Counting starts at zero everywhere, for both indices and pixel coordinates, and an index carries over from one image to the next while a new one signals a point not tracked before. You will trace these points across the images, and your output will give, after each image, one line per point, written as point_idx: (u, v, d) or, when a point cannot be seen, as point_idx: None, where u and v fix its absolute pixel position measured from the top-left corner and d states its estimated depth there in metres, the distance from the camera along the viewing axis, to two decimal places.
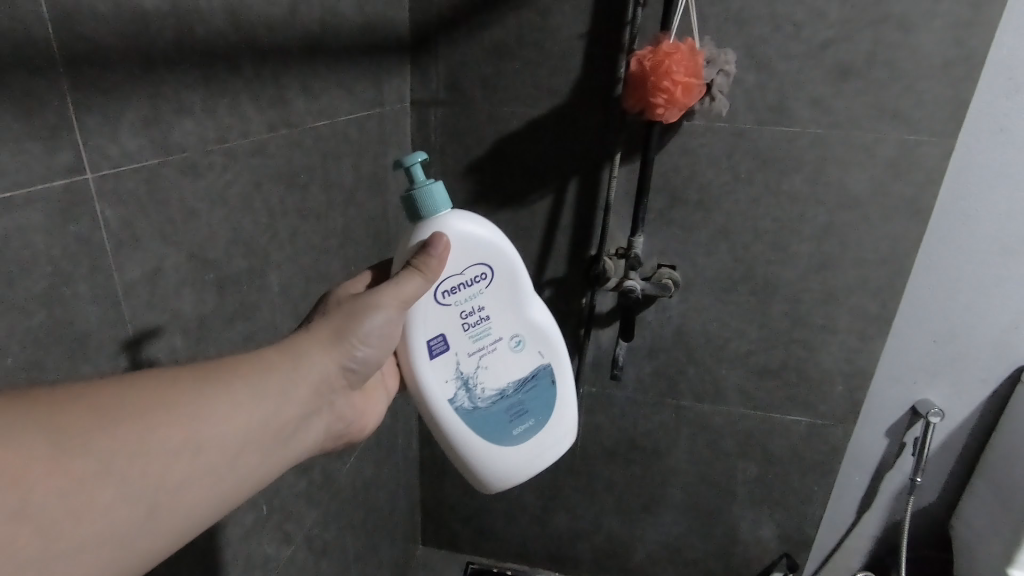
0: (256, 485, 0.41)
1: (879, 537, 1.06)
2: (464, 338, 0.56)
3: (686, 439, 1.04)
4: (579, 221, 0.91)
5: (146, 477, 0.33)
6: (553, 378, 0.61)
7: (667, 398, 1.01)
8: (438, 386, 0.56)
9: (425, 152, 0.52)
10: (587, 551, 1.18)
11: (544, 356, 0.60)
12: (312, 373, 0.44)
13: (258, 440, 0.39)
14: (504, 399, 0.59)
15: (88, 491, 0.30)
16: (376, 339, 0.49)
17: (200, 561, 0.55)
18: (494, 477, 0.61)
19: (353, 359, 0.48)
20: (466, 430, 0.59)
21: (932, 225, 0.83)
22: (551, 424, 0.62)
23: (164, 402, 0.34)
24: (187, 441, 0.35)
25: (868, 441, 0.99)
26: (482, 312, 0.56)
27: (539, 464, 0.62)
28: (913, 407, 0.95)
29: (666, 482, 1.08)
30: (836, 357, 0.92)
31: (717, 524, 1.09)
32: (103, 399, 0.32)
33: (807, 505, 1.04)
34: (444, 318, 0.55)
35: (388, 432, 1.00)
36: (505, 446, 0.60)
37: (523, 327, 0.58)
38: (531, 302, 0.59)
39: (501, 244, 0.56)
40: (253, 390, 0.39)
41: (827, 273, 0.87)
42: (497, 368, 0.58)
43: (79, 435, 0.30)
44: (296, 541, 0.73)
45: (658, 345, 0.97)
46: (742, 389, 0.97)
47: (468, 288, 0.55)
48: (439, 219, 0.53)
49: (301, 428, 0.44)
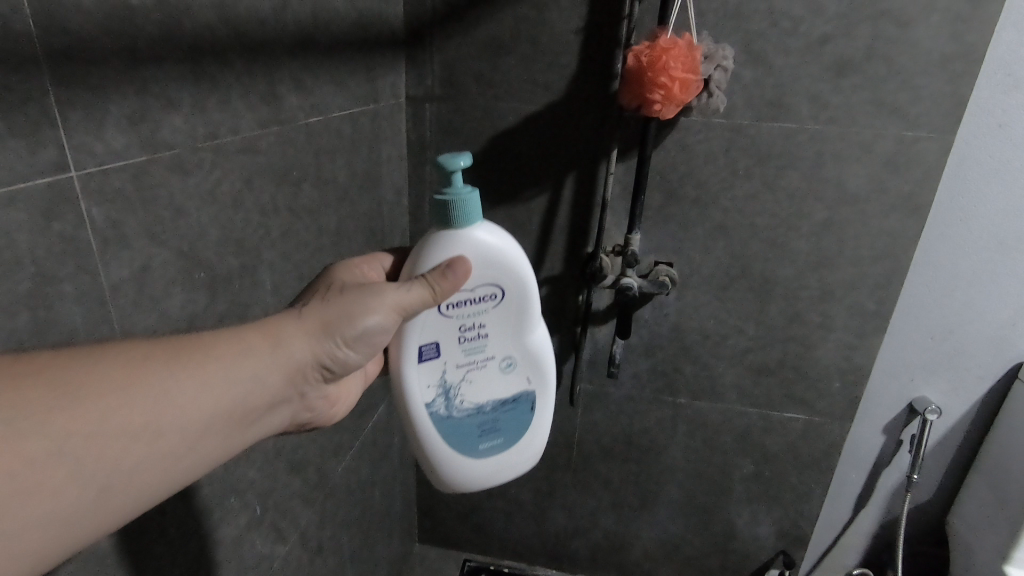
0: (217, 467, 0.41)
1: (875, 534, 1.06)
2: (456, 350, 0.56)
3: (683, 437, 1.03)
4: (576, 218, 0.90)
5: (101, 458, 0.33)
6: (532, 405, 0.61)
7: (664, 395, 1.01)
8: (418, 389, 0.57)
9: (468, 158, 0.52)
10: (584, 548, 1.18)
11: (531, 383, 0.60)
12: (288, 364, 0.43)
13: (220, 425, 0.39)
14: (479, 414, 0.59)
15: (37, 468, 0.30)
16: (364, 344, 0.48)
17: (191, 563, 0.54)
18: (452, 482, 0.62)
19: (335, 360, 0.46)
20: (434, 432, 0.59)
21: (930, 222, 0.83)
22: (518, 447, 0.62)
23: (127, 382, 0.34)
24: (146, 424, 0.35)
25: (865, 438, 0.98)
26: (481, 329, 0.57)
27: (492, 481, 0.63)
28: (910, 404, 0.94)
29: (663, 480, 1.08)
30: (833, 354, 0.92)
31: (714, 521, 1.09)
32: (65, 375, 0.32)
33: (804, 502, 1.04)
34: (441, 327, 0.55)
35: (384, 430, 0.99)
36: (468, 457, 0.61)
37: (518, 351, 0.58)
38: (534, 330, 0.59)
39: (521, 271, 0.56)
40: (221, 376, 0.39)
41: (824, 270, 0.87)
42: (480, 385, 0.58)
43: (31, 414, 0.30)
44: (290, 540, 0.72)
45: (655, 342, 0.97)
46: (739, 386, 0.97)
47: (474, 305, 0.55)
48: (466, 235, 0.53)
49: (269, 413, 0.44)
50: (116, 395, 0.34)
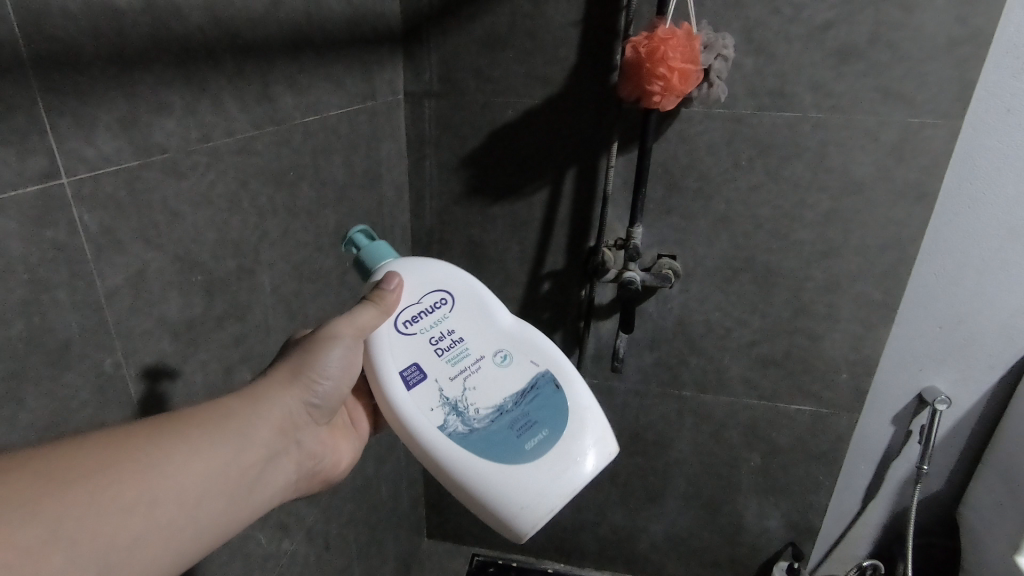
0: (220, 532, 0.41)
1: (885, 525, 1.05)
2: (441, 363, 0.56)
3: (689, 430, 1.03)
4: (578, 213, 0.90)
5: (100, 538, 0.33)
6: (556, 381, 0.58)
7: (670, 388, 1.00)
8: (424, 416, 0.54)
9: (362, 224, 0.59)
10: (592, 542, 1.18)
11: (538, 364, 0.59)
12: (271, 415, 0.45)
13: (217, 488, 0.40)
14: (504, 416, 0.56)
15: (38, 559, 0.31)
16: (335, 372, 0.50)
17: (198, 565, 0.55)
18: (514, 505, 0.53)
19: (315, 395, 0.49)
20: (469, 454, 0.53)
21: (937, 210, 0.81)
22: (568, 432, 0.56)
23: (112, 461, 0.35)
24: (139, 496, 0.36)
25: (873, 430, 0.98)
26: (453, 335, 0.57)
27: (568, 479, 0.55)
28: (919, 395, 0.93)
29: (669, 473, 1.07)
30: (840, 345, 0.90)
31: (722, 514, 1.09)
32: (47, 463, 0.33)
33: (813, 494, 1.03)
34: (414, 347, 0.55)
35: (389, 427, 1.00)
36: (521, 465, 0.54)
37: (501, 341, 0.59)
38: (502, 318, 0.60)
39: (453, 270, 0.59)
40: (205, 437, 0.40)
41: (830, 260, 0.85)
42: (486, 387, 0.56)
43: (22, 504, 0.31)
44: (296, 539, 0.73)
45: (660, 335, 0.96)
46: (746, 378, 0.96)
47: (430, 314, 0.57)
48: (388, 265, 0.57)
49: (263, 470, 0.45)
50: (104, 474, 0.34)
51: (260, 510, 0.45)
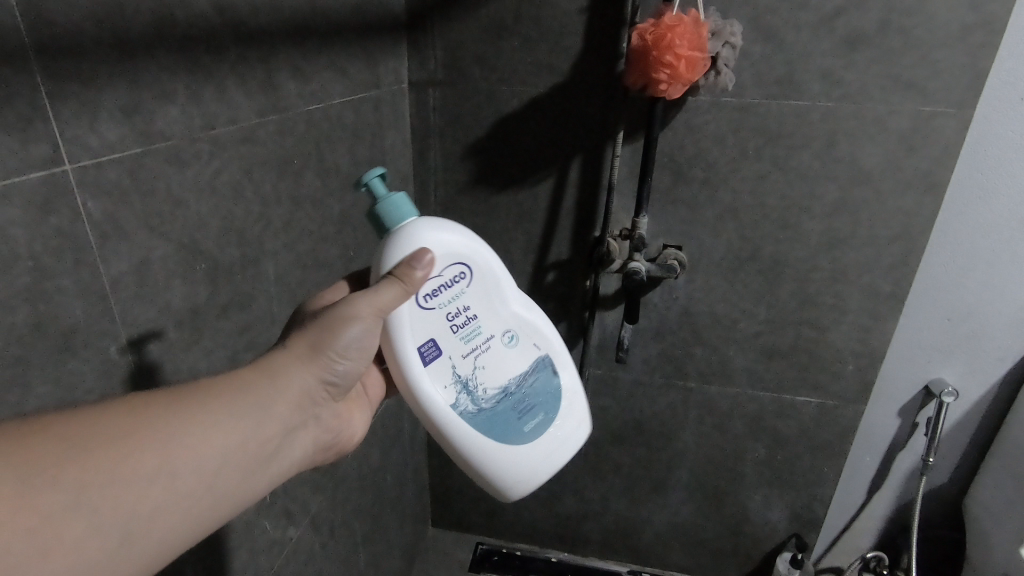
0: (239, 503, 0.41)
1: (890, 517, 1.05)
2: (455, 340, 0.55)
3: (693, 422, 1.03)
4: (583, 203, 0.89)
5: (118, 508, 0.33)
6: (556, 365, 0.60)
7: (675, 379, 1.00)
8: (436, 394, 0.55)
9: (381, 166, 0.52)
10: (596, 531, 1.19)
11: (541, 347, 0.60)
12: (291, 389, 0.43)
13: (235, 461, 0.39)
14: (509, 396, 0.58)
15: (55, 529, 0.31)
16: (355, 352, 0.47)
17: (204, 549, 0.56)
18: (511, 481, 0.58)
19: (333, 373, 0.46)
20: (476, 433, 0.56)
21: (947, 200, 0.81)
22: (562, 415, 0.60)
23: (129, 432, 0.34)
24: (156, 468, 0.35)
25: (879, 421, 0.97)
26: (469, 312, 0.56)
27: (558, 458, 0.60)
28: (927, 386, 0.93)
29: (674, 464, 1.08)
30: (846, 337, 0.90)
31: (726, 505, 1.09)
32: (66, 432, 0.32)
33: (818, 486, 1.03)
34: (431, 322, 0.54)
35: (394, 416, 1.00)
36: (519, 444, 0.58)
37: (512, 321, 0.58)
38: (514, 296, 0.59)
39: (474, 240, 0.56)
40: (224, 411, 0.39)
41: (837, 251, 0.85)
42: (494, 368, 0.57)
43: (41, 470, 0.31)
44: (302, 526, 0.73)
45: (665, 326, 0.96)
46: (751, 369, 0.96)
47: (449, 288, 0.55)
48: (406, 228, 0.53)
49: (283, 444, 0.44)
50: (122, 444, 0.34)
51: (279, 480, 0.45)
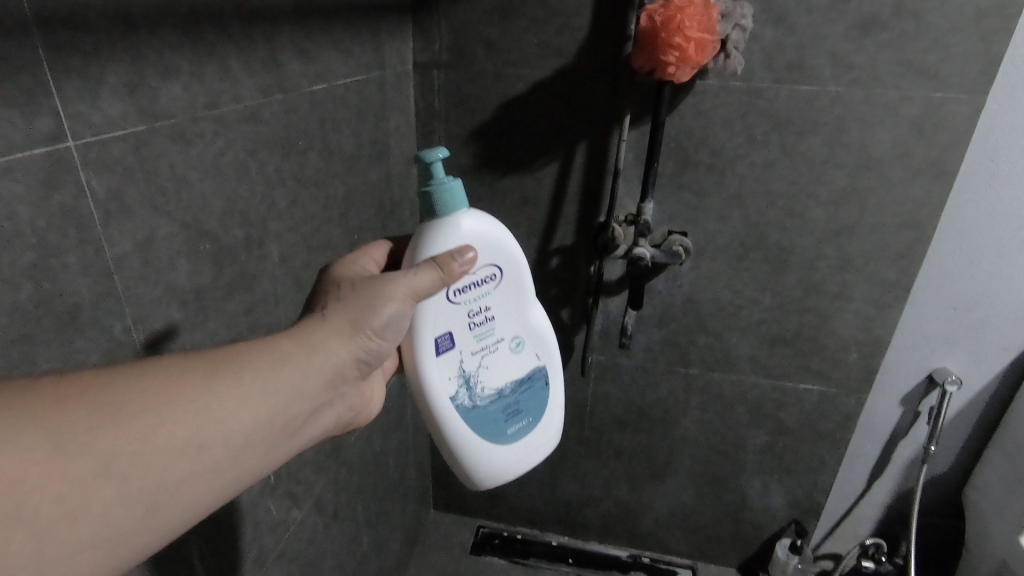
0: (261, 474, 0.41)
1: (889, 504, 1.06)
2: (468, 337, 0.57)
3: (695, 409, 1.03)
4: (588, 188, 0.89)
5: (147, 477, 0.33)
6: (548, 379, 0.62)
7: (677, 366, 1.00)
8: (439, 384, 0.56)
9: (445, 149, 0.53)
10: (596, 516, 1.20)
11: (542, 358, 0.62)
12: (324, 366, 0.43)
13: (263, 435, 0.39)
14: (502, 399, 0.60)
15: (84, 494, 0.31)
16: (391, 333, 0.48)
17: (207, 528, 0.56)
18: (484, 477, 0.62)
19: (368, 352, 0.47)
20: (464, 427, 0.59)
21: (957, 188, 0.80)
22: (541, 426, 0.63)
23: (166, 400, 0.34)
24: (188, 439, 0.35)
25: (881, 410, 0.97)
26: (488, 312, 0.57)
27: (529, 464, 0.63)
28: (930, 375, 0.93)
29: (675, 451, 1.08)
30: (850, 325, 0.90)
31: (726, 491, 1.09)
32: (105, 396, 0.32)
33: (818, 474, 1.03)
34: (452, 317, 0.55)
35: (397, 399, 1.00)
36: (498, 445, 0.61)
37: (524, 330, 0.60)
38: (534, 306, 0.60)
39: (513, 245, 0.57)
40: (259, 385, 0.39)
41: (844, 239, 0.84)
42: (496, 369, 0.59)
43: (78, 435, 0.31)
44: (305, 507, 0.74)
45: (669, 313, 0.96)
46: (754, 357, 0.96)
47: (478, 287, 0.56)
48: (454, 221, 0.54)
49: (310, 418, 0.44)
50: (157, 412, 0.34)
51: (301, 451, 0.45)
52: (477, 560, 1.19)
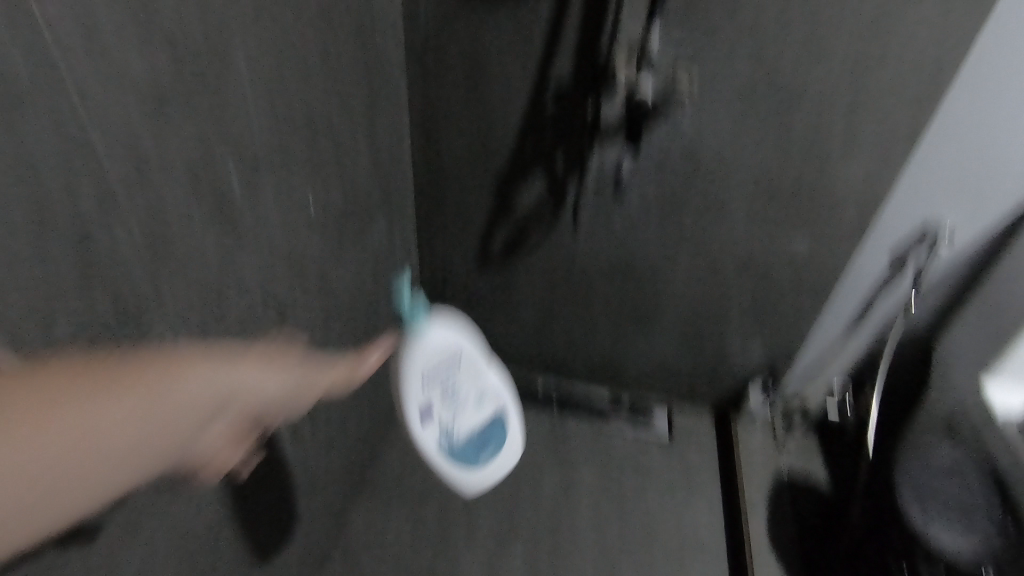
0: (169, 453, 0.43)
1: (860, 357, 1.11)
2: (446, 400, 0.78)
3: (685, 264, 1.04)
4: (588, 16, 0.80)
5: (83, 479, 0.34)
6: (506, 421, 0.84)
7: (669, 218, 0.98)
8: (429, 443, 0.77)
9: None
10: (580, 363, 1.25)
11: (498, 401, 0.83)
12: (219, 395, 0.46)
13: (166, 450, 0.42)
14: (474, 442, 0.80)
15: (29, 500, 0.32)
16: (226, 239, 0.48)
17: (198, 351, 0.56)
18: (472, 484, 0.82)
19: (226, 416, 0.50)
20: (452, 466, 0.79)
21: (995, 21, 0.71)
22: (507, 446, 0.85)
23: (91, 394, 0.35)
24: (121, 448, 0.37)
25: (869, 264, 0.98)
26: (455, 376, 0.79)
27: (504, 465, 0.85)
28: (923, 229, 0.92)
29: (660, 302, 1.10)
30: (850, 178, 0.87)
31: (706, 341, 1.14)
32: (26, 393, 0.32)
33: (797, 326, 1.07)
34: (432, 392, 0.77)
35: (385, 246, 0.99)
36: (477, 471, 0.82)
37: (483, 385, 0.81)
38: (486, 366, 0.82)
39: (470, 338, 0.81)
40: (177, 408, 0.41)
41: (858, 82, 0.78)
42: (469, 419, 0.80)
43: (19, 431, 0.31)
44: (295, 341, 0.74)
45: (665, 162, 0.92)
46: (747, 210, 0.94)
47: (445, 364, 0.78)
48: (423, 329, 0.76)
49: (206, 425, 0.46)
50: (82, 402, 0.34)
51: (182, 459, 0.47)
52: None
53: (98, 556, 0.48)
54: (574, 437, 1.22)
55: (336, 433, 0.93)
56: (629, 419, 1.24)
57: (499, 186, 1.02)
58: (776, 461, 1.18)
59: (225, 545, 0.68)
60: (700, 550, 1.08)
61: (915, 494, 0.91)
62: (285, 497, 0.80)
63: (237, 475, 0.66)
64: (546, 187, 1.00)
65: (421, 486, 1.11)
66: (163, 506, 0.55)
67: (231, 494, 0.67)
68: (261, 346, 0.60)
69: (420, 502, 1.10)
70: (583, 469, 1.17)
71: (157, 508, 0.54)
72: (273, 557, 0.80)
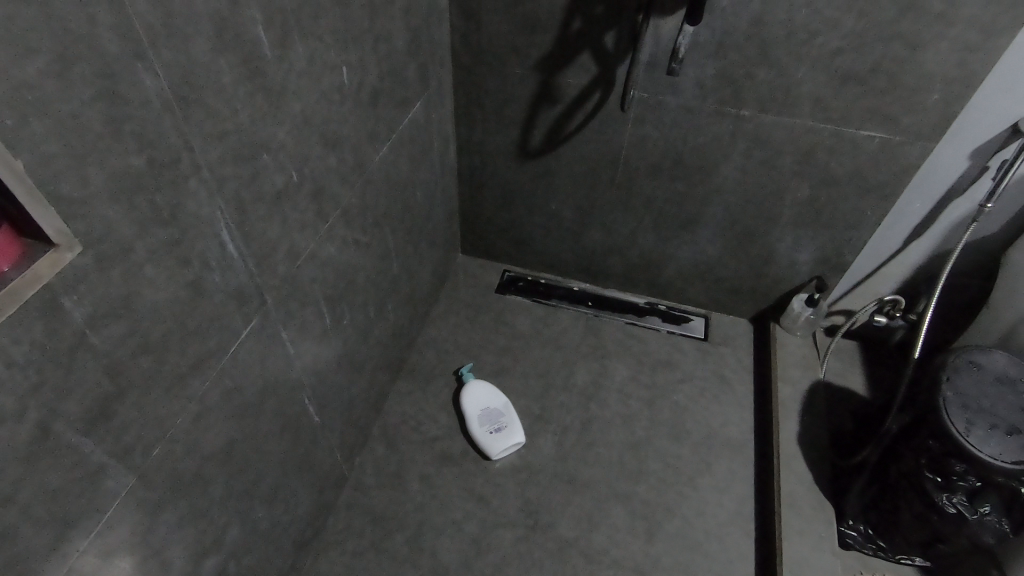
0: (117, 315, 0.44)
1: (919, 265, 1.05)
2: (487, 404, 1.06)
3: (739, 155, 0.96)
4: None
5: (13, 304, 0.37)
6: (496, 440, 1.02)
7: (728, 106, 0.91)
8: (475, 394, 1.07)
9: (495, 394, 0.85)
10: (619, 265, 1.22)
11: (491, 438, 1.02)
12: (157, 259, 0.47)
13: (106, 311, 0.43)
14: (478, 420, 1.04)
15: None
16: (198, 107, 0.47)
17: (237, 219, 0.55)
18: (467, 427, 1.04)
19: (193, 280, 0.51)
20: (471, 406, 1.06)
21: None
22: (481, 445, 1.02)
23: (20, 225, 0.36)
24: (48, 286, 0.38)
25: (945, 163, 0.90)
26: (501, 415, 1.05)
27: (476, 443, 1.03)
28: (1015, 124, 0.82)
29: (708, 201, 1.04)
30: (942, 59, 0.77)
31: (754, 244, 1.08)
32: None
33: (856, 230, 1.00)
34: (497, 399, 1.07)
35: (424, 130, 0.94)
36: (471, 426, 1.04)
37: (501, 430, 1.03)
38: (516, 431, 1.03)
39: (517, 436, 1.03)
40: (107, 267, 0.42)
41: None
42: (480, 419, 1.04)
43: None
44: (333, 219, 0.72)
45: (729, 39, 0.83)
46: (817, 97, 0.85)
47: (501, 420, 1.04)
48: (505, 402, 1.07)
49: (155, 290, 0.47)
50: None
51: (154, 325, 0.48)
52: (502, 298, 1.26)
53: (150, 404, 0.50)
54: (607, 336, 1.21)
55: (374, 317, 0.93)
56: (666, 320, 1.24)
57: (541, 64, 0.95)
58: (815, 366, 1.13)
59: (273, 413, 0.70)
60: (727, 444, 1.06)
61: (962, 405, 0.77)
62: (327, 373, 0.81)
63: (279, 345, 0.67)
64: (595, 65, 0.92)
65: (453, 374, 1.13)
66: (209, 372, 0.56)
67: (276, 364, 0.68)
68: (261, 225, 0.59)
69: (454, 390, 1.11)
70: (616, 366, 1.16)
71: (205, 364, 0.55)
72: (317, 429, 0.83)
